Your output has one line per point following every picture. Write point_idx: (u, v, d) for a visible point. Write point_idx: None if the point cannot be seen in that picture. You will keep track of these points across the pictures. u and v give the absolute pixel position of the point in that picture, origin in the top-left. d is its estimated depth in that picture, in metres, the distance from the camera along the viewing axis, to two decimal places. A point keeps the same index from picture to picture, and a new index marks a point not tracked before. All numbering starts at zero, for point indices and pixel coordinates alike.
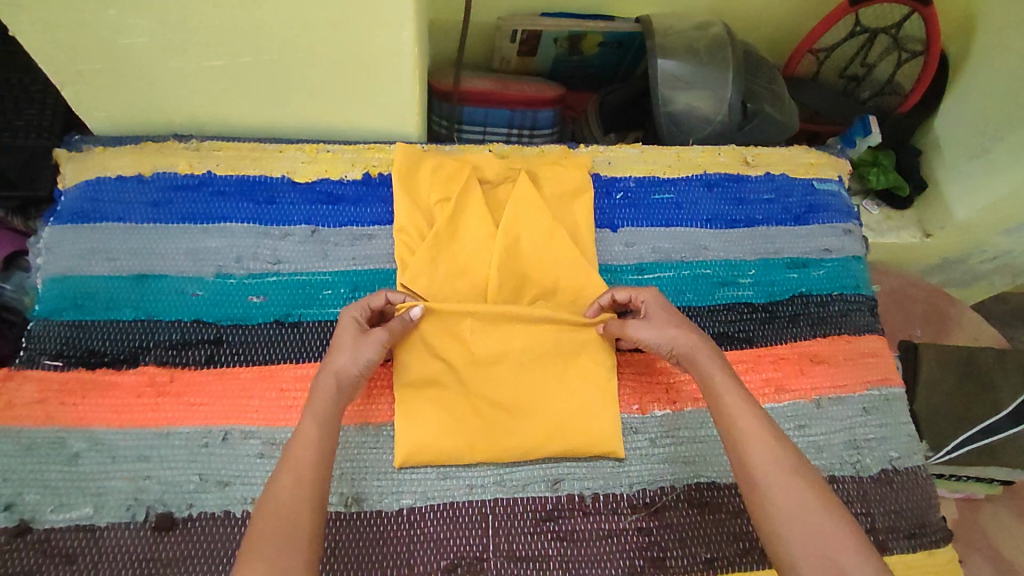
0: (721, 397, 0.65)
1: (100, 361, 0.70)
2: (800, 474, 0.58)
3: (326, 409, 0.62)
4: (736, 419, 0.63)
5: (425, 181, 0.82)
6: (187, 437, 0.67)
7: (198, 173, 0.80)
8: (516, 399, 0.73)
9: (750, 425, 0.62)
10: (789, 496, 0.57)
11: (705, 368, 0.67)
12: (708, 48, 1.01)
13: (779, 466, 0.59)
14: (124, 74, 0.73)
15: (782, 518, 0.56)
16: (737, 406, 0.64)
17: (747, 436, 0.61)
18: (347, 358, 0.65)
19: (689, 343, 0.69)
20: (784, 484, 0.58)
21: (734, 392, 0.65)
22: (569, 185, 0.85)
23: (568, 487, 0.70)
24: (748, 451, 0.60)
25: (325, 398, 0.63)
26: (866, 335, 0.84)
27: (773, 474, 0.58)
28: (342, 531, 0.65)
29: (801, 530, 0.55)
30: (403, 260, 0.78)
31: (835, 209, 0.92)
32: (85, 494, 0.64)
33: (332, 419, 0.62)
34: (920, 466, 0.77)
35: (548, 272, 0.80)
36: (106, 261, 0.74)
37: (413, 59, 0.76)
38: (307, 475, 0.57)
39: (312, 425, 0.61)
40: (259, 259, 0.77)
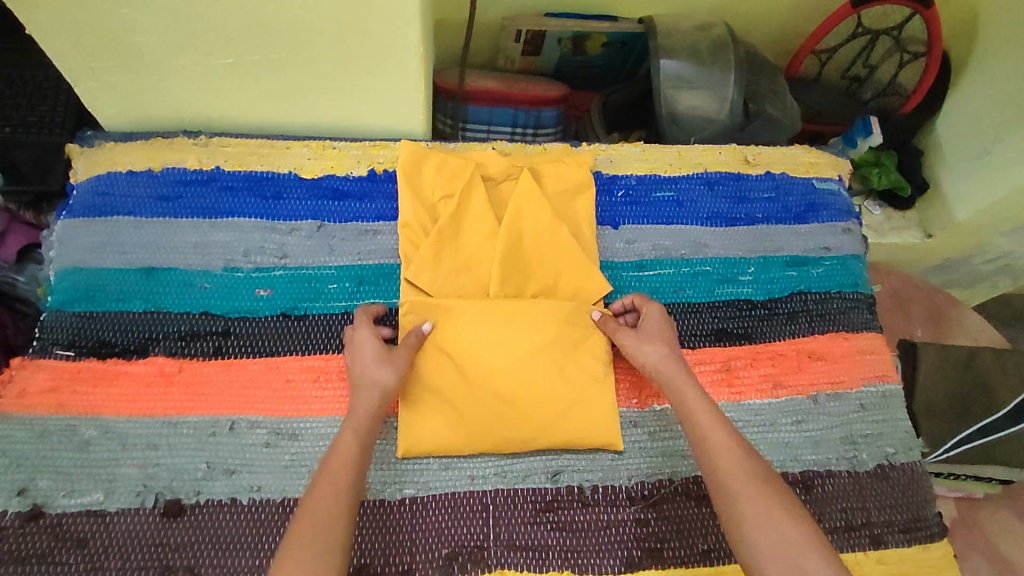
0: (692, 409, 0.67)
1: (110, 351, 0.71)
2: (766, 483, 0.60)
3: (365, 420, 0.65)
4: (707, 430, 0.65)
5: (428, 179, 0.83)
6: (195, 426, 0.69)
7: (207, 169, 0.82)
8: (517, 391, 0.73)
9: (720, 436, 0.64)
10: (756, 502, 0.58)
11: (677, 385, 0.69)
12: (710, 49, 1.02)
13: (748, 474, 0.60)
14: (136, 72, 0.75)
15: (748, 521, 0.57)
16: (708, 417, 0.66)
17: (717, 445, 0.63)
18: (386, 372, 0.68)
19: (663, 360, 0.72)
20: (753, 494, 0.59)
21: (705, 405, 0.67)
22: (572, 182, 0.86)
23: (567, 478, 0.72)
24: (718, 462, 0.62)
25: (364, 409, 0.66)
26: (864, 332, 0.85)
27: (742, 485, 0.60)
28: (364, 522, 0.67)
29: (766, 534, 0.56)
30: (407, 255, 0.79)
31: (834, 208, 0.93)
32: (96, 480, 0.65)
33: (370, 428, 0.65)
34: (916, 462, 0.78)
35: (550, 269, 0.81)
36: (116, 254, 0.76)
37: (418, 58, 0.77)
38: (341, 481, 0.60)
39: (351, 434, 0.64)
40: (265, 254, 0.78)
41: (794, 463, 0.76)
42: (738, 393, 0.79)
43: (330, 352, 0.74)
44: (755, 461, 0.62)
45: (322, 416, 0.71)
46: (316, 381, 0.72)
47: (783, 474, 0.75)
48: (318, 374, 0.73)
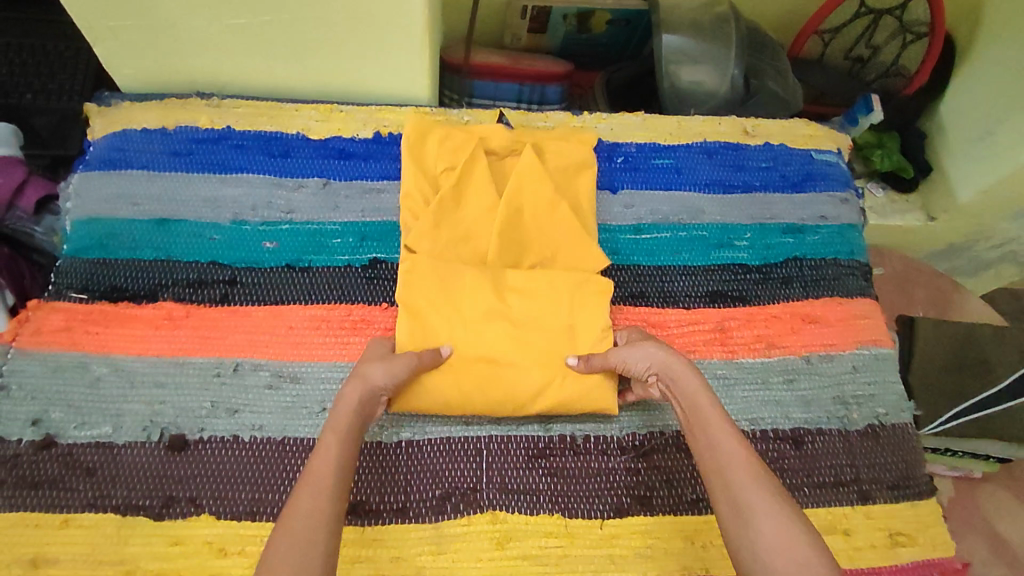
0: (702, 414, 0.62)
1: (121, 295, 0.74)
2: (782, 498, 0.55)
3: (349, 425, 0.60)
4: (719, 441, 0.59)
5: (432, 153, 0.84)
6: (200, 367, 0.71)
7: (218, 128, 0.84)
8: (511, 355, 0.73)
9: (732, 446, 0.59)
10: (771, 521, 0.53)
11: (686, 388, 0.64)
12: (711, 24, 1.04)
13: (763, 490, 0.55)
14: (152, 32, 0.78)
15: (764, 547, 0.52)
16: (720, 426, 0.60)
17: (728, 458, 0.58)
18: (379, 371, 0.66)
19: (675, 364, 0.66)
20: (768, 511, 0.53)
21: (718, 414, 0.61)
22: (573, 159, 0.86)
23: (560, 427, 0.73)
24: (730, 474, 0.57)
25: (348, 411, 0.62)
26: (859, 298, 0.86)
27: (757, 501, 0.54)
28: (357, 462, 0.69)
29: (785, 563, 0.50)
30: (406, 225, 0.80)
31: (831, 178, 0.94)
32: (105, 414, 0.68)
33: (350, 430, 0.60)
34: (906, 423, 0.79)
35: (549, 241, 0.81)
36: (130, 206, 0.79)
37: (423, 22, 0.79)
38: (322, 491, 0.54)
39: (332, 441, 0.58)
40: (272, 209, 0.81)
41: (785, 420, 0.77)
42: (731, 352, 0.80)
43: (332, 302, 0.77)
44: (771, 476, 0.57)
45: (323, 361, 0.73)
46: (318, 329, 0.75)
47: (774, 431, 0.76)
48: (320, 322, 0.75)
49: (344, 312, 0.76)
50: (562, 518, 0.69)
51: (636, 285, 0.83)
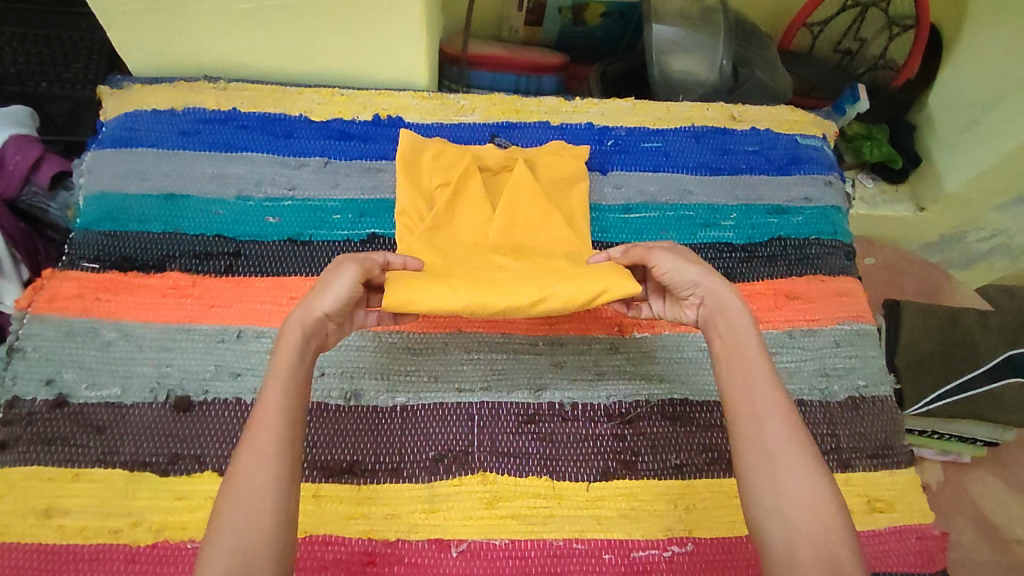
0: (744, 351, 0.64)
1: (131, 265, 0.77)
2: (808, 454, 0.58)
3: (293, 373, 0.58)
4: (760, 389, 0.62)
5: (427, 167, 0.86)
6: (206, 333, 0.75)
7: (225, 110, 0.88)
8: (506, 280, 0.73)
9: (770, 391, 0.61)
10: (799, 478, 0.57)
11: (733, 324, 0.66)
12: (700, 14, 1.06)
13: (795, 447, 0.58)
14: (162, 16, 0.81)
15: (788, 498, 0.56)
16: (762, 375, 0.62)
17: (766, 409, 0.60)
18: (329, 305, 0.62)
19: (725, 297, 0.67)
20: (796, 465, 0.57)
21: (764, 365, 0.63)
22: (565, 172, 0.88)
23: (549, 395, 0.76)
24: (765, 420, 0.60)
25: (291, 359, 0.59)
26: (841, 276, 0.89)
27: (787, 452, 0.58)
28: (310, 420, 0.72)
29: (804, 514, 0.55)
30: (402, 239, 0.80)
31: (816, 162, 0.97)
32: (115, 376, 0.71)
33: (299, 380, 0.59)
34: (886, 396, 0.82)
35: (546, 247, 0.81)
36: (140, 181, 0.83)
37: (422, 7, 0.82)
38: (269, 455, 0.54)
39: (277, 392, 0.57)
40: (276, 186, 0.84)
41: None
42: None
43: None
44: (801, 432, 0.60)
45: None
46: None
47: None
48: None
49: None
50: (550, 481, 0.71)
51: None
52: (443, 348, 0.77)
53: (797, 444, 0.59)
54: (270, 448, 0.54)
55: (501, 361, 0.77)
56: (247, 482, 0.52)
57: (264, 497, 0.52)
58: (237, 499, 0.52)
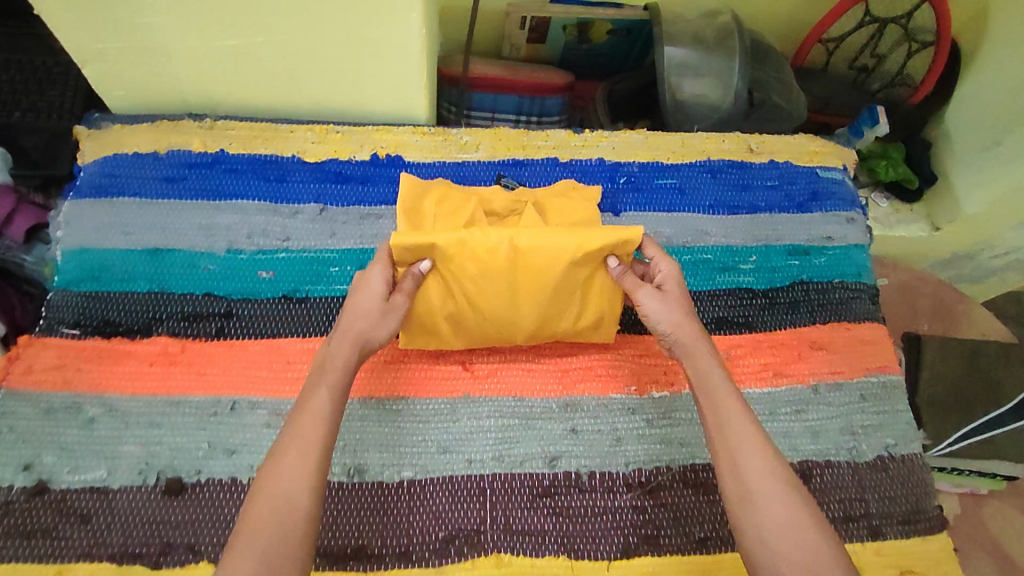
0: (712, 386, 0.66)
1: (114, 330, 0.72)
2: (788, 483, 0.60)
3: (341, 376, 0.63)
4: (731, 423, 0.63)
5: (429, 214, 0.78)
6: (197, 406, 0.70)
7: (212, 152, 0.82)
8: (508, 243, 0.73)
9: (743, 426, 0.63)
10: (779, 507, 0.58)
11: (699, 362, 0.68)
12: (715, 37, 1.00)
13: (770, 475, 0.60)
14: (140, 55, 0.74)
15: (771, 529, 0.57)
16: (731, 408, 0.64)
17: (739, 441, 0.62)
18: (375, 326, 0.67)
19: (688, 331, 0.70)
20: (774, 495, 0.59)
21: (732, 396, 0.65)
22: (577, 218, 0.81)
23: (564, 464, 0.72)
24: (739, 455, 0.61)
25: (341, 365, 0.64)
26: (866, 323, 0.84)
27: (765, 485, 0.59)
28: (328, 502, 0.67)
29: (790, 544, 0.56)
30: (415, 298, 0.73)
31: (838, 197, 0.92)
32: (99, 458, 0.66)
33: (345, 384, 0.63)
34: (916, 454, 0.78)
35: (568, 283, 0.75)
36: (122, 234, 0.77)
37: (422, 42, 0.75)
38: (310, 448, 0.58)
39: (324, 393, 0.61)
40: (269, 236, 0.79)
41: (792, 452, 0.76)
42: (738, 382, 0.79)
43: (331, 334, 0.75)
44: (778, 461, 0.61)
45: None
46: None
47: None
48: None
49: None
50: (568, 561, 0.67)
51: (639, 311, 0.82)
52: (451, 415, 0.73)
53: (774, 473, 0.60)
54: (314, 437, 0.58)
55: (513, 429, 0.73)
56: (290, 479, 0.56)
57: (299, 486, 0.55)
58: (275, 491, 0.55)
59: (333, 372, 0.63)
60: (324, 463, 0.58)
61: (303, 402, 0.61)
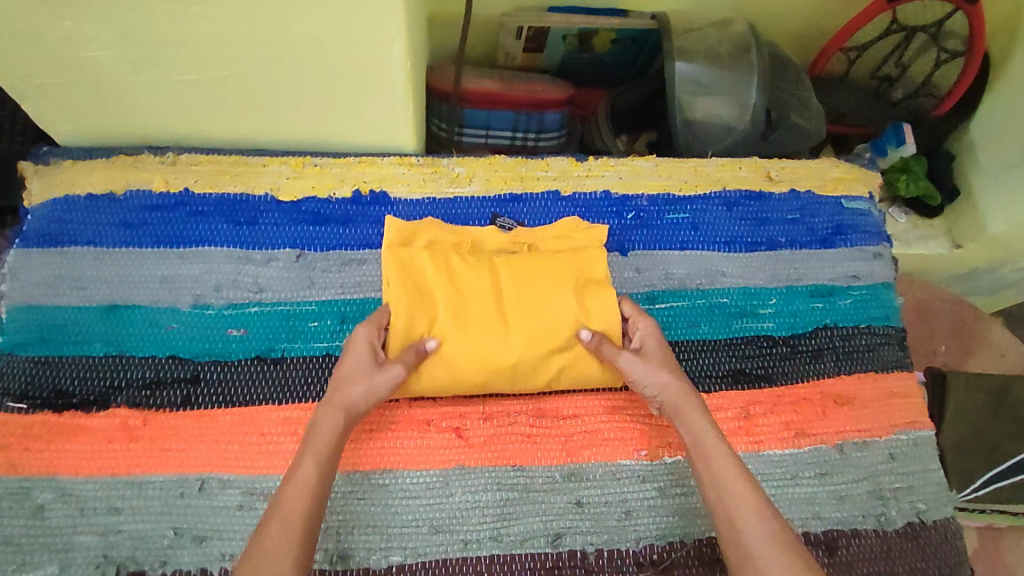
0: (703, 445, 0.63)
1: (68, 402, 0.65)
2: (793, 548, 0.55)
3: (327, 447, 0.59)
4: (728, 485, 0.60)
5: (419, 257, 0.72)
6: (161, 487, 0.63)
7: (175, 192, 0.74)
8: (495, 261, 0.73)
9: (738, 489, 0.59)
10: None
11: (690, 420, 0.64)
12: (731, 52, 0.92)
13: (772, 541, 0.56)
14: (90, 90, 0.67)
15: None
16: (727, 469, 0.60)
17: (737, 505, 0.58)
18: (363, 384, 0.63)
19: (673, 387, 0.66)
20: (780, 563, 0.54)
21: (726, 455, 0.61)
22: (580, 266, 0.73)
23: (569, 542, 0.66)
24: (738, 521, 0.57)
25: (328, 437, 0.60)
26: (895, 372, 0.78)
27: (769, 552, 0.55)
28: None
29: None
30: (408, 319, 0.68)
31: (863, 230, 0.85)
32: (51, 551, 0.60)
33: (334, 457, 0.59)
34: (949, 519, 0.72)
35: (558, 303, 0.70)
36: (75, 290, 0.69)
37: (406, 73, 0.67)
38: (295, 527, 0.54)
39: (311, 462, 0.58)
40: (239, 288, 0.71)
41: (816, 521, 0.70)
42: (757, 442, 0.72)
43: (310, 400, 0.67)
44: (781, 525, 0.57)
45: None
46: (293, 435, 0.66)
47: (805, 534, 0.69)
48: (295, 427, 0.66)
49: None
50: None
51: None
52: (443, 490, 0.66)
53: (779, 539, 0.56)
54: (298, 511, 0.54)
55: (512, 504, 0.66)
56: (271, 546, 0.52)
57: (287, 564, 0.51)
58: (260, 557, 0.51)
59: (318, 440, 0.60)
60: (311, 541, 0.54)
61: (287, 476, 0.57)
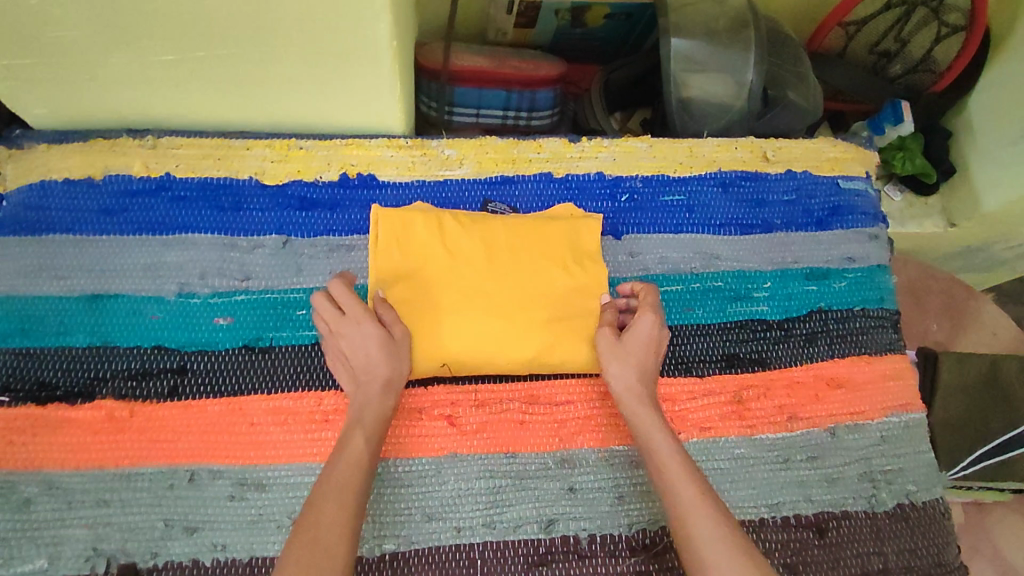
0: (653, 448, 0.62)
1: (51, 394, 0.64)
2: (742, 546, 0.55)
3: (375, 425, 0.61)
4: (681, 491, 0.59)
5: (409, 228, 0.71)
6: (150, 479, 0.62)
7: (155, 176, 0.72)
8: (482, 234, 0.72)
9: (688, 489, 0.58)
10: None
11: (643, 422, 0.64)
12: (728, 27, 0.89)
13: (723, 543, 0.55)
14: (61, 72, 0.64)
15: None
16: (677, 472, 0.60)
17: (690, 506, 0.57)
18: (388, 364, 0.64)
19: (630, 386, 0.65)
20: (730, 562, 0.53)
21: (677, 457, 0.61)
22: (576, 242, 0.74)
23: (562, 528, 0.66)
24: (689, 520, 0.57)
25: (376, 413, 0.62)
26: (888, 355, 0.78)
27: (720, 550, 0.54)
28: None
29: None
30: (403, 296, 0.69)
31: (860, 211, 0.84)
32: (39, 545, 0.59)
33: (381, 432, 0.61)
34: (938, 500, 0.73)
35: (542, 270, 0.72)
36: (55, 279, 0.67)
37: (392, 53, 0.65)
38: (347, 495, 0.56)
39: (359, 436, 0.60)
40: (224, 276, 0.69)
41: (808, 504, 0.70)
42: (750, 427, 0.72)
43: (299, 390, 0.66)
44: (730, 524, 0.56)
45: (292, 462, 0.64)
46: (284, 425, 0.65)
47: (796, 517, 0.70)
48: (285, 417, 0.65)
49: (313, 402, 0.66)
50: None
51: None
52: (436, 478, 0.66)
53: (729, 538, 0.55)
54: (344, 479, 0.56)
55: (506, 491, 0.66)
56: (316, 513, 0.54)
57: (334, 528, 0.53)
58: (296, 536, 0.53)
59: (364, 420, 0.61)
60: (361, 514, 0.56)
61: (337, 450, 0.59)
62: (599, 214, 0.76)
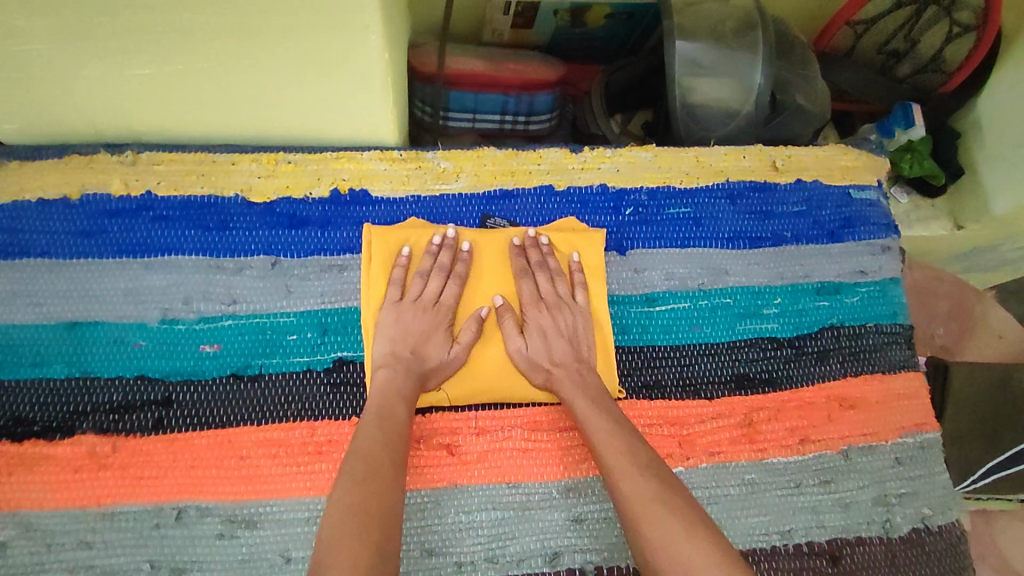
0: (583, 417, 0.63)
1: (28, 431, 0.61)
2: (664, 493, 0.55)
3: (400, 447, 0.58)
4: (609, 447, 0.60)
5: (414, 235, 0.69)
6: (135, 518, 0.59)
7: (135, 196, 0.68)
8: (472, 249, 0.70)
9: (614, 446, 0.59)
10: (654, 524, 0.53)
11: (573, 391, 0.64)
12: (735, 29, 0.86)
13: (649, 493, 0.55)
14: (31, 85, 0.61)
15: (652, 543, 0.53)
16: (607, 433, 0.61)
17: (619, 462, 0.58)
18: (422, 345, 0.65)
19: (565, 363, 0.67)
20: (652, 512, 0.54)
21: (603, 418, 0.62)
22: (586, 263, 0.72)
23: (567, 561, 0.63)
24: (616, 479, 0.58)
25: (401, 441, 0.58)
26: (902, 373, 0.75)
27: (640, 502, 0.55)
28: None
29: (669, 553, 0.51)
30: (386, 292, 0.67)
31: (873, 222, 0.81)
32: None
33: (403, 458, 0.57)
34: (954, 523, 0.71)
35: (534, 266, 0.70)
36: (30, 307, 0.64)
37: (384, 65, 0.61)
38: None
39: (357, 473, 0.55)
40: (210, 300, 0.66)
41: (820, 531, 0.68)
42: (761, 451, 0.69)
43: (290, 420, 0.63)
44: (658, 475, 0.57)
45: (285, 497, 0.61)
46: (275, 458, 0.62)
47: (808, 544, 0.67)
48: (276, 449, 0.62)
49: (306, 433, 0.63)
50: None
51: (652, 372, 0.71)
52: (435, 511, 0.63)
53: (651, 488, 0.56)
54: None
55: (508, 523, 0.64)
56: None
57: None
58: None
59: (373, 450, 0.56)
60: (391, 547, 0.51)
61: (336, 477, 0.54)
62: (602, 231, 0.74)
